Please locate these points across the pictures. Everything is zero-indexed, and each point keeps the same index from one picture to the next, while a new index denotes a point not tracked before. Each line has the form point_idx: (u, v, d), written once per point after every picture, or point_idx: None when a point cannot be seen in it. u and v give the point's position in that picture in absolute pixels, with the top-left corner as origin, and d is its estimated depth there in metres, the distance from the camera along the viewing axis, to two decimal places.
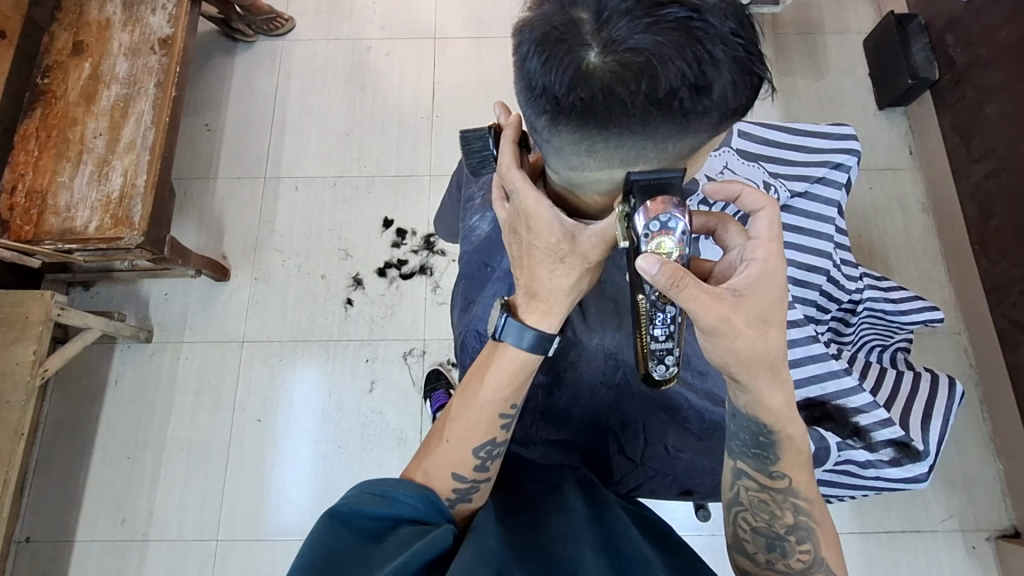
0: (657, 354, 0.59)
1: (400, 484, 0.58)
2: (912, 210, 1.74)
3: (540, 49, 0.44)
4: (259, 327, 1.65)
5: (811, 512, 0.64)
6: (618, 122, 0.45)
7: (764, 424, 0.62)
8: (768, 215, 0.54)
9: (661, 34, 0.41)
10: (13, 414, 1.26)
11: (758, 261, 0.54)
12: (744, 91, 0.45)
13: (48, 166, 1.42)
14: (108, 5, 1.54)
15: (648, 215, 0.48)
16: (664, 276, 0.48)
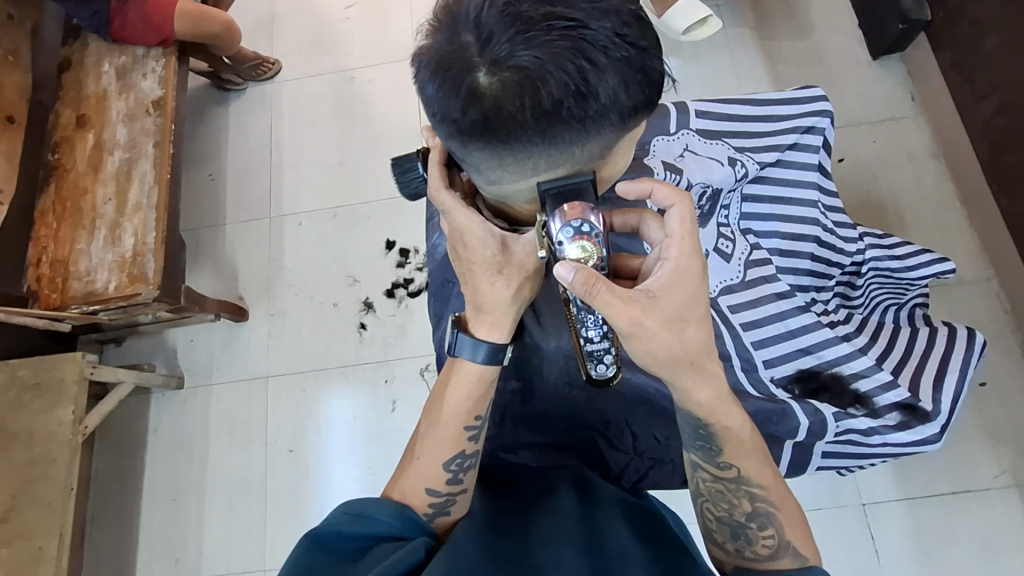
0: (595, 355, 0.63)
1: (376, 504, 0.61)
2: (921, 158, 1.67)
3: (433, 75, 0.46)
4: (280, 361, 1.71)
5: (767, 496, 0.66)
6: (515, 136, 0.46)
7: (699, 418, 0.64)
8: (681, 210, 0.54)
9: (539, 49, 0.42)
10: (59, 472, 1.34)
11: (670, 261, 0.55)
12: (636, 91, 0.46)
13: (66, 236, 1.50)
14: (102, 77, 1.61)
15: (564, 220, 0.50)
16: (580, 281, 0.50)
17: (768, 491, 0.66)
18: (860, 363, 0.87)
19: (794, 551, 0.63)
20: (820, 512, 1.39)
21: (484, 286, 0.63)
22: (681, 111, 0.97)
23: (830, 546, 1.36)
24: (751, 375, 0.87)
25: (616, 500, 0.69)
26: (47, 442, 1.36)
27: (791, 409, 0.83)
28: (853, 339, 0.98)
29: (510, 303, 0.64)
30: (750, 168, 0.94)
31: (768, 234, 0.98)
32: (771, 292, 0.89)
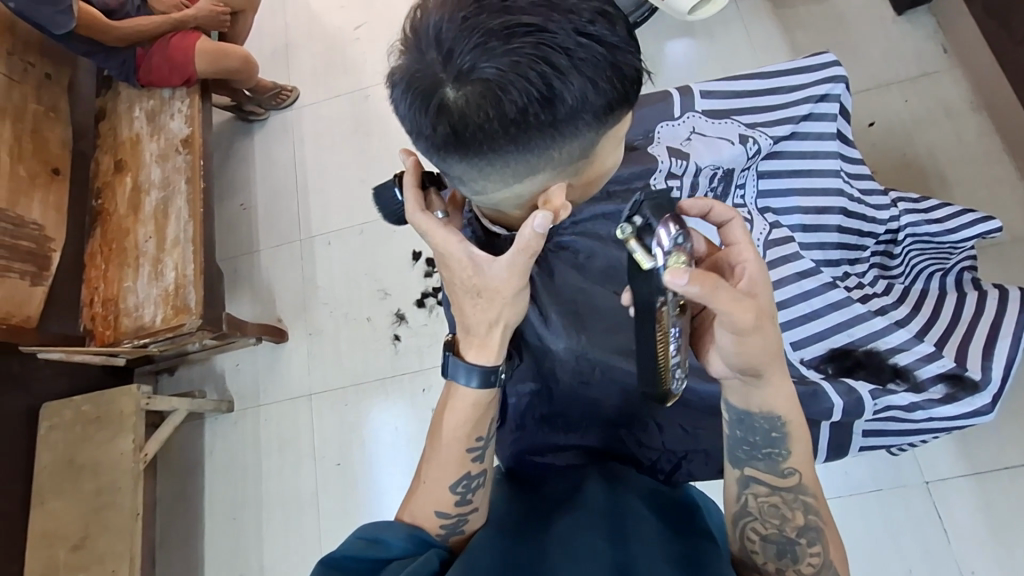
0: (675, 369, 0.60)
1: (388, 527, 0.61)
2: (962, 113, 1.57)
3: (404, 93, 0.47)
4: (321, 378, 1.76)
5: (820, 510, 0.66)
6: (488, 146, 0.47)
7: (748, 412, 0.66)
8: (740, 224, 0.58)
9: (500, 58, 0.43)
10: (126, 498, 1.41)
11: (750, 264, 0.58)
12: (606, 89, 0.46)
13: (114, 276, 1.58)
14: (135, 122, 1.69)
15: (674, 229, 0.50)
16: (694, 284, 0.49)
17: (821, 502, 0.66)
18: (899, 336, 0.85)
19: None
20: (879, 494, 1.31)
21: (477, 302, 0.62)
22: (685, 93, 0.95)
23: (892, 530, 1.29)
24: (778, 358, 0.85)
25: (644, 496, 0.69)
26: (112, 471, 1.44)
27: (823, 390, 0.79)
28: (892, 313, 0.93)
29: (501, 316, 0.63)
30: (762, 144, 0.91)
31: (788, 211, 0.95)
32: (794, 271, 0.87)
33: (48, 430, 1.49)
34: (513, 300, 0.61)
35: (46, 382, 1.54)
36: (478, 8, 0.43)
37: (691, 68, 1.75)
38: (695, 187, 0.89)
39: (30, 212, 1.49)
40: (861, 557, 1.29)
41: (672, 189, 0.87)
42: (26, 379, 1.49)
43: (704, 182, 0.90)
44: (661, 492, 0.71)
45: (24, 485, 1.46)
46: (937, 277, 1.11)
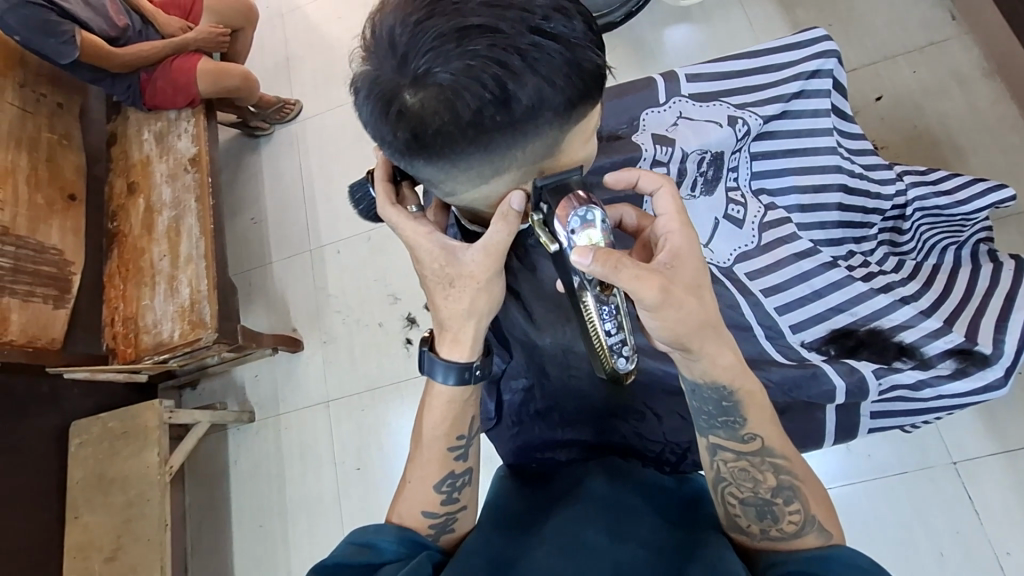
0: (615, 349, 0.62)
1: (379, 531, 0.62)
2: (974, 79, 1.51)
3: (367, 99, 0.49)
4: (337, 385, 1.77)
5: (792, 469, 0.63)
6: (449, 147, 0.48)
7: (722, 387, 0.63)
8: (669, 191, 0.56)
9: (452, 62, 0.44)
10: (153, 509, 1.45)
11: (675, 234, 0.55)
12: (562, 88, 0.47)
13: (132, 295, 1.62)
14: (144, 144, 1.72)
15: (567, 215, 0.49)
16: (600, 263, 0.48)
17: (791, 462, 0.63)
18: (905, 313, 0.83)
19: (819, 527, 0.60)
20: (906, 475, 1.26)
21: (445, 303, 0.62)
22: (670, 79, 0.94)
23: (923, 515, 1.23)
24: (777, 342, 0.85)
25: (644, 489, 0.68)
26: (140, 484, 1.47)
27: (822, 371, 0.79)
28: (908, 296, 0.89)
29: (464, 318, 0.62)
30: (753, 125, 0.90)
31: (785, 191, 0.94)
32: (790, 253, 0.86)
33: (77, 448, 1.54)
34: (475, 297, 0.61)
35: (74, 401, 1.59)
36: (430, 14, 0.45)
37: (689, 53, 1.72)
38: (682, 173, 0.88)
39: (50, 238, 1.54)
40: (891, 543, 1.24)
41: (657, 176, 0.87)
42: (54, 398, 1.54)
43: (692, 167, 0.89)
44: (660, 487, 0.69)
45: (58, 500, 1.51)
46: (952, 251, 1.07)
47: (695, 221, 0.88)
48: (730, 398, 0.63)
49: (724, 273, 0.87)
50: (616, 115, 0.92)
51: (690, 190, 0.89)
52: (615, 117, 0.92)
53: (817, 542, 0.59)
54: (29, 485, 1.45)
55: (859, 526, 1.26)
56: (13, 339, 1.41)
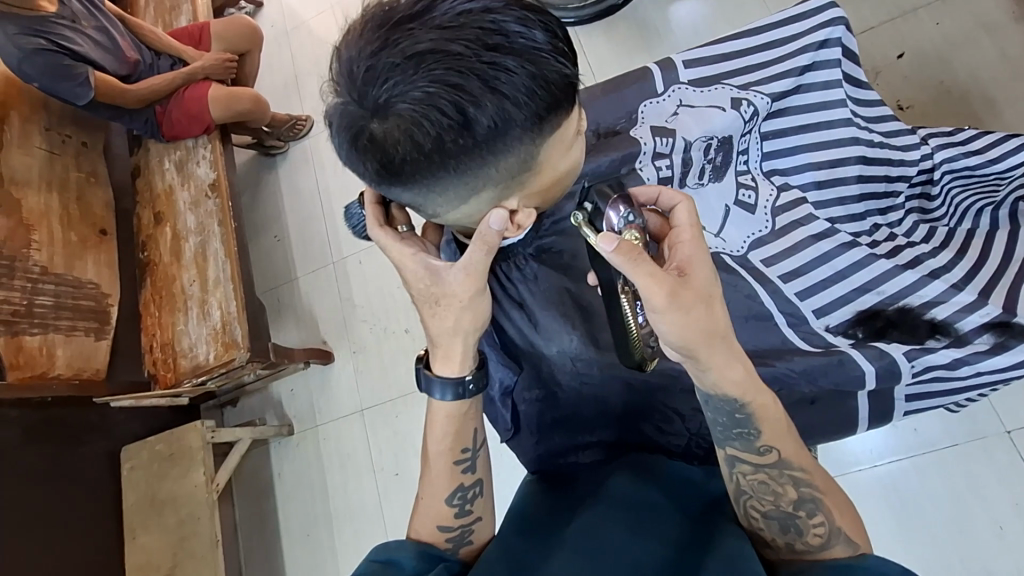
0: (644, 338, 0.64)
1: (399, 547, 0.63)
2: (1002, 25, 1.41)
3: (339, 130, 0.52)
4: (370, 394, 1.77)
5: (811, 480, 0.62)
6: (420, 172, 0.52)
7: (733, 400, 0.61)
8: (686, 207, 0.58)
9: (410, 90, 0.48)
10: (205, 527, 1.49)
11: (686, 243, 0.57)
12: (521, 105, 0.49)
13: (167, 321, 1.64)
14: (167, 174, 1.75)
15: (619, 212, 0.55)
16: (622, 253, 0.51)
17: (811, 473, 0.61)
18: (935, 288, 0.81)
19: (846, 538, 0.59)
20: (958, 448, 1.19)
21: (432, 321, 0.63)
22: (665, 68, 0.92)
23: (978, 489, 1.16)
24: (800, 329, 0.83)
25: (664, 486, 0.67)
26: (190, 502, 1.52)
27: (849, 356, 0.78)
28: (942, 273, 0.84)
29: (450, 335, 0.63)
30: (759, 105, 0.88)
31: (799, 169, 0.92)
32: (807, 235, 0.86)
33: (130, 471, 1.59)
34: (461, 315, 0.61)
35: (123, 426, 1.65)
36: (385, 46, 0.48)
37: (697, 33, 1.58)
38: (687, 163, 0.87)
39: (86, 273, 1.58)
40: (946, 521, 1.17)
41: (660, 169, 0.86)
42: (104, 427, 1.61)
43: (697, 156, 0.87)
44: (689, 482, 0.68)
45: (116, 522, 1.57)
46: (988, 213, 1.01)
47: (707, 212, 0.88)
48: (743, 410, 0.61)
49: (740, 261, 0.86)
50: (612, 112, 0.91)
51: (697, 178, 0.89)
52: (611, 112, 0.91)
53: (846, 554, 0.58)
54: (87, 510, 1.52)
55: (908, 503, 1.19)
56: (60, 374, 1.48)
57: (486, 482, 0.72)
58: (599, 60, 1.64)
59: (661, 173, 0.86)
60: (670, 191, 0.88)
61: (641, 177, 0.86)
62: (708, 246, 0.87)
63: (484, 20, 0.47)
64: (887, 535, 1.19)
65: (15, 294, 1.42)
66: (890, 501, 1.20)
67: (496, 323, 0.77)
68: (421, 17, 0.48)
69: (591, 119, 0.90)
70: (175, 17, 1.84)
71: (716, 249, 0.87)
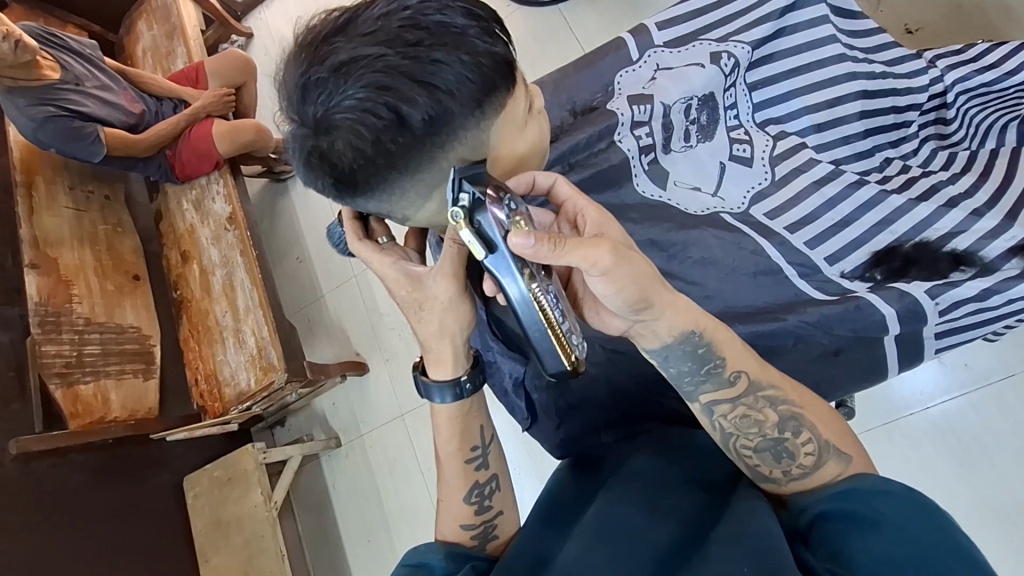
0: (569, 335, 0.55)
1: (428, 549, 0.65)
2: None
3: (295, 153, 0.55)
4: (408, 397, 1.77)
5: (785, 396, 0.62)
6: (372, 178, 0.53)
7: (693, 334, 0.61)
8: (564, 180, 0.56)
9: (342, 99, 0.49)
10: (269, 543, 1.51)
11: (588, 207, 0.55)
12: (453, 93, 0.49)
13: (207, 352, 1.67)
14: (186, 214, 1.79)
15: (498, 201, 0.49)
16: (543, 243, 0.48)
17: (782, 390, 0.62)
18: (954, 218, 0.78)
19: (836, 451, 0.59)
20: (1014, 380, 1.13)
21: (420, 326, 0.65)
22: (638, 33, 0.90)
23: None
24: (815, 279, 0.80)
25: (682, 456, 0.65)
26: (250, 524, 1.55)
27: (867, 301, 0.75)
28: (962, 199, 0.80)
29: (439, 338, 0.65)
30: (740, 55, 0.88)
31: (795, 115, 0.90)
32: (810, 181, 0.84)
33: (194, 499, 1.63)
34: (444, 317, 0.64)
35: (182, 458, 1.69)
36: (315, 64, 0.50)
37: None
38: (670, 127, 0.87)
39: (126, 318, 1.64)
40: (1011, 460, 1.11)
41: (642, 137, 0.86)
42: (164, 460, 1.65)
43: (680, 118, 0.87)
44: (711, 451, 0.66)
45: (188, 550, 1.62)
46: (1016, 126, 0.89)
47: (701, 170, 0.87)
48: (703, 344, 0.61)
49: (741, 218, 0.84)
50: (589, 85, 0.90)
51: (684, 141, 0.88)
52: (588, 86, 0.90)
53: (839, 468, 0.58)
54: (161, 542, 1.58)
55: (965, 442, 1.14)
56: (117, 417, 1.55)
57: (501, 476, 0.74)
58: (589, 32, 1.59)
59: (642, 142, 0.86)
60: (656, 158, 0.87)
61: (622, 149, 0.86)
62: (707, 206, 0.85)
63: (400, 20, 0.49)
64: (946, 476, 1.14)
65: (64, 347, 1.48)
66: (948, 442, 1.15)
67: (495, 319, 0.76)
68: (343, 29, 0.50)
69: (565, 98, 0.90)
70: (172, 60, 1.89)
71: (715, 208, 0.85)
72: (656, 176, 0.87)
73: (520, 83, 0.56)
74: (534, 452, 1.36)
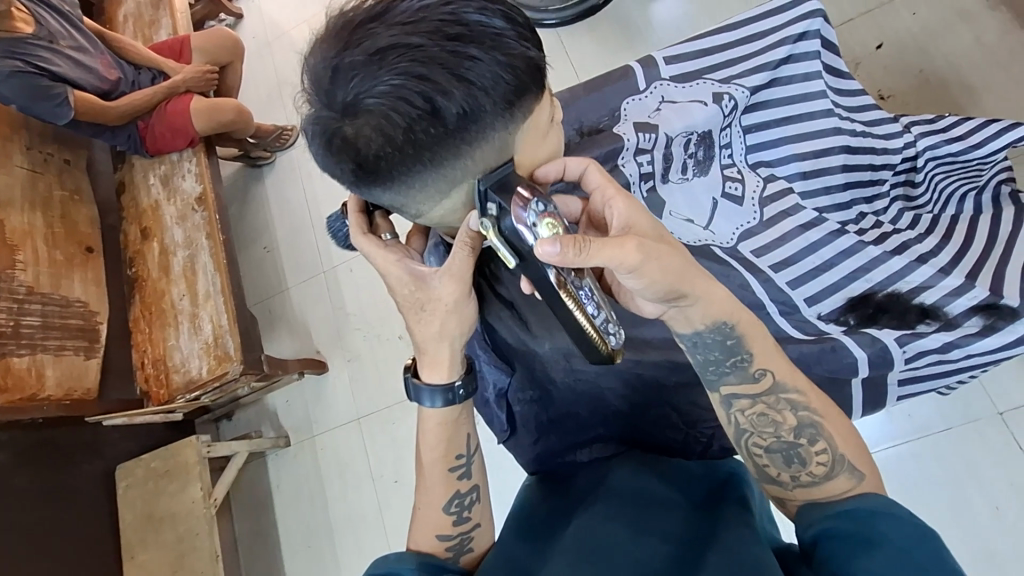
0: (604, 329, 0.57)
1: (400, 558, 0.62)
2: (977, 14, 1.39)
3: (315, 136, 0.54)
4: (367, 401, 1.72)
5: (808, 402, 0.63)
6: (395, 167, 0.52)
7: (726, 323, 0.63)
8: (595, 168, 0.57)
9: (377, 85, 0.49)
10: (203, 542, 1.44)
11: (617, 200, 0.56)
12: (488, 91, 0.49)
13: (158, 337, 1.59)
14: (152, 189, 1.71)
15: (524, 206, 0.49)
16: (569, 248, 0.47)
17: (806, 395, 0.63)
18: (923, 274, 0.82)
19: (850, 467, 0.60)
20: (951, 433, 1.20)
21: (418, 327, 0.64)
22: (647, 65, 0.94)
23: (972, 473, 1.17)
24: (793, 317, 0.85)
25: (664, 480, 0.67)
26: (186, 521, 1.47)
27: (841, 344, 0.79)
28: (929, 256, 0.86)
29: (437, 340, 0.64)
30: (739, 98, 0.91)
31: (784, 160, 0.95)
32: (795, 224, 0.87)
33: (125, 489, 1.54)
34: (446, 319, 0.63)
35: (117, 445, 1.60)
36: (351, 48, 0.49)
37: (679, 28, 1.57)
38: (668, 158, 0.89)
39: (73, 291, 1.54)
40: (944, 511, 1.17)
41: (643, 164, 0.89)
42: (96, 445, 1.55)
43: (680, 150, 0.89)
44: (690, 474, 0.69)
45: (113, 544, 1.52)
46: (971, 197, 1.00)
47: (694, 204, 0.90)
48: (733, 335, 0.64)
49: (730, 253, 0.88)
50: (595, 109, 0.94)
51: (681, 173, 0.91)
52: (594, 109, 0.94)
53: (849, 483, 0.59)
54: (85, 533, 1.48)
55: (904, 488, 1.20)
56: (50, 395, 1.43)
57: (481, 488, 0.73)
58: (587, 58, 1.63)
59: (642, 168, 0.89)
60: (654, 185, 0.91)
61: (624, 173, 0.88)
62: (698, 238, 0.89)
63: (441, 14, 0.49)
64: None
65: None
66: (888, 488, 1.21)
67: (486, 324, 0.76)
68: (382, 16, 0.49)
69: (573, 117, 0.94)
70: (156, 31, 1.82)
71: (707, 241, 0.89)
72: (653, 205, 0.90)
73: (547, 93, 0.57)
74: (493, 468, 1.35)
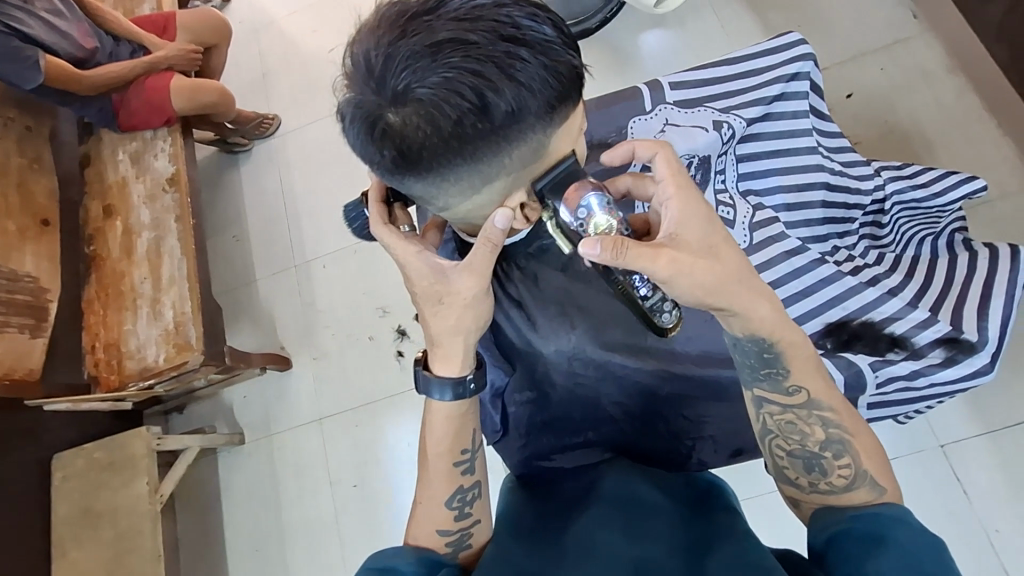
0: (656, 308, 0.66)
1: (398, 554, 0.62)
2: (937, 75, 1.51)
3: (354, 120, 0.53)
4: (331, 401, 1.68)
5: (839, 420, 0.67)
6: (436, 157, 0.53)
7: (764, 338, 0.66)
8: (665, 154, 0.61)
9: (429, 76, 0.49)
10: (145, 541, 1.37)
11: (673, 197, 0.60)
12: (535, 93, 0.51)
13: (114, 320, 1.52)
14: (120, 165, 1.63)
15: (572, 206, 0.55)
16: (607, 251, 0.53)
17: (839, 414, 0.66)
18: (893, 305, 0.88)
19: (871, 482, 0.63)
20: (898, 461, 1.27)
21: (434, 319, 0.64)
22: (652, 89, 0.98)
23: (915, 499, 1.24)
24: None
25: (654, 487, 0.69)
26: (131, 516, 1.39)
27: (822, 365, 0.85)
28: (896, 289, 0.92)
29: (452, 334, 0.65)
30: (737, 127, 0.96)
31: (771, 191, 1.00)
32: (781, 251, 0.91)
33: (61, 482, 1.45)
34: (463, 314, 0.64)
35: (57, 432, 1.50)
36: (404, 37, 0.50)
37: (667, 60, 1.64)
38: None
39: (24, 266, 1.45)
40: None
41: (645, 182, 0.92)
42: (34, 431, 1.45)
43: None
44: (680, 483, 0.71)
45: (44, 539, 1.42)
46: (929, 242, 1.07)
47: None
48: (771, 350, 0.67)
49: None
50: (604, 124, 0.98)
51: None
52: (603, 125, 0.98)
53: (869, 496, 0.62)
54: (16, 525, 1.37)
55: None
56: None
57: (483, 484, 0.72)
58: None
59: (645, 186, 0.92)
60: None
61: None
62: None
63: (497, 14, 0.50)
64: None
65: None
66: None
67: (494, 323, 0.79)
68: (437, 10, 0.50)
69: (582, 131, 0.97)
70: (138, 4, 1.76)
71: None
72: None
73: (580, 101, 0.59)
74: None
